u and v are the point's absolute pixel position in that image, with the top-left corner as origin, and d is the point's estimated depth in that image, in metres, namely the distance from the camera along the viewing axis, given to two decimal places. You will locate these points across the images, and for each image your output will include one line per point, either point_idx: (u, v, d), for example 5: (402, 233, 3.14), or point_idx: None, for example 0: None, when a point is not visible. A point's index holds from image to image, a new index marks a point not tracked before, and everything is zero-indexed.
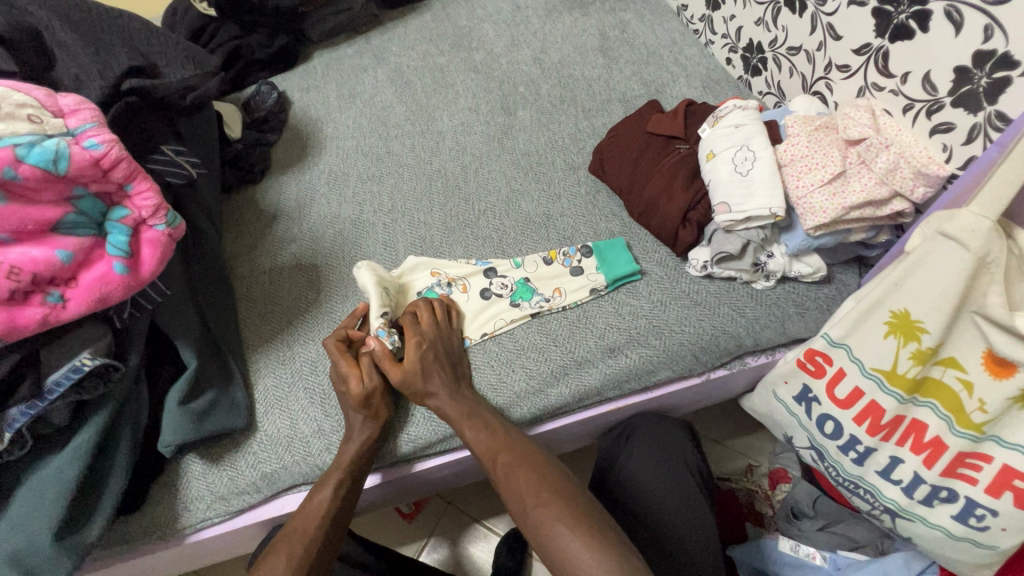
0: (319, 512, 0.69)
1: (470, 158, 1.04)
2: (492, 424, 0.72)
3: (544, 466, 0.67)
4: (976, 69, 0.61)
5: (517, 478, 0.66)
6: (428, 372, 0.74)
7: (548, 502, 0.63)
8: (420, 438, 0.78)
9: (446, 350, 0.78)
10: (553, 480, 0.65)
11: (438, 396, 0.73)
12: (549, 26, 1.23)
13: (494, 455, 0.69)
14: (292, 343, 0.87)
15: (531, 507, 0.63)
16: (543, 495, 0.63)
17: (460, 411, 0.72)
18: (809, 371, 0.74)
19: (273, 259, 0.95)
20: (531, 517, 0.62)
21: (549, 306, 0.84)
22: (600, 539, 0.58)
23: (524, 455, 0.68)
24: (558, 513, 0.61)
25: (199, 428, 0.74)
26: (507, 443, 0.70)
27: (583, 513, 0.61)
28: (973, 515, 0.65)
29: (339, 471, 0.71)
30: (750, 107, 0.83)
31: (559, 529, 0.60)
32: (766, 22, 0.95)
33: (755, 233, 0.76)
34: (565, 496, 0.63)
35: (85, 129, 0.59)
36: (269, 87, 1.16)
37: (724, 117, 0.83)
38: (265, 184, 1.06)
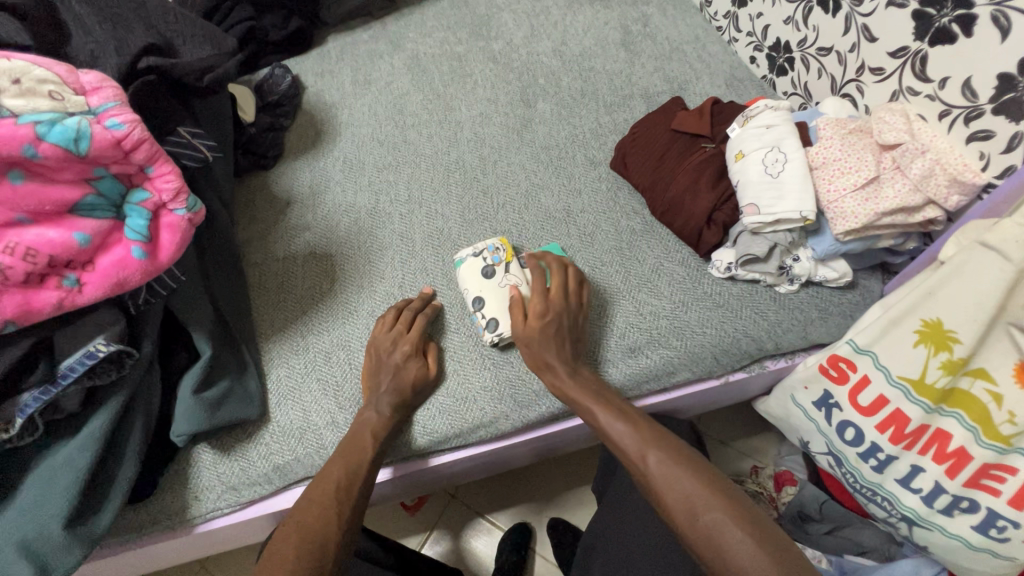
0: (339, 482, 0.68)
1: (488, 149, 1.02)
2: (631, 415, 0.70)
3: (701, 467, 0.64)
4: (1021, 76, 0.60)
5: (679, 478, 0.63)
6: (545, 344, 0.75)
7: (715, 507, 0.59)
8: (436, 432, 0.77)
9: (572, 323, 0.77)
10: (717, 484, 0.62)
11: (556, 371, 0.74)
12: (571, 17, 1.21)
13: (644, 450, 0.66)
14: (306, 333, 0.85)
15: (700, 511, 0.59)
16: (712, 499, 0.60)
17: (587, 393, 0.72)
18: (832, 377, 0.74)
19: (287, 248, 0.94)
20: (704, 522, 0.59)
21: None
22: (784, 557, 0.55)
23: (681, 456, 0.65)
24: (731, 519, 0.58)
25: (212, 418, 0.72)
26: (652, 439, 0.67)
27: (757, 521, 0.58)
28: (993, 526, 0.65)
29: (361, 446, 0.72)
30: (781, 107, 0.82)
31: (737, 536, 0.56)
32: (795, 21, 0.93)
33: (783, 236, 0.76)
34: (733, 500, 0.60)
35: (107, 107, 0.56)
36: (283, 70, 1.14)
37: (755, 117, 0.81)
38: (278, 170, 1.05)
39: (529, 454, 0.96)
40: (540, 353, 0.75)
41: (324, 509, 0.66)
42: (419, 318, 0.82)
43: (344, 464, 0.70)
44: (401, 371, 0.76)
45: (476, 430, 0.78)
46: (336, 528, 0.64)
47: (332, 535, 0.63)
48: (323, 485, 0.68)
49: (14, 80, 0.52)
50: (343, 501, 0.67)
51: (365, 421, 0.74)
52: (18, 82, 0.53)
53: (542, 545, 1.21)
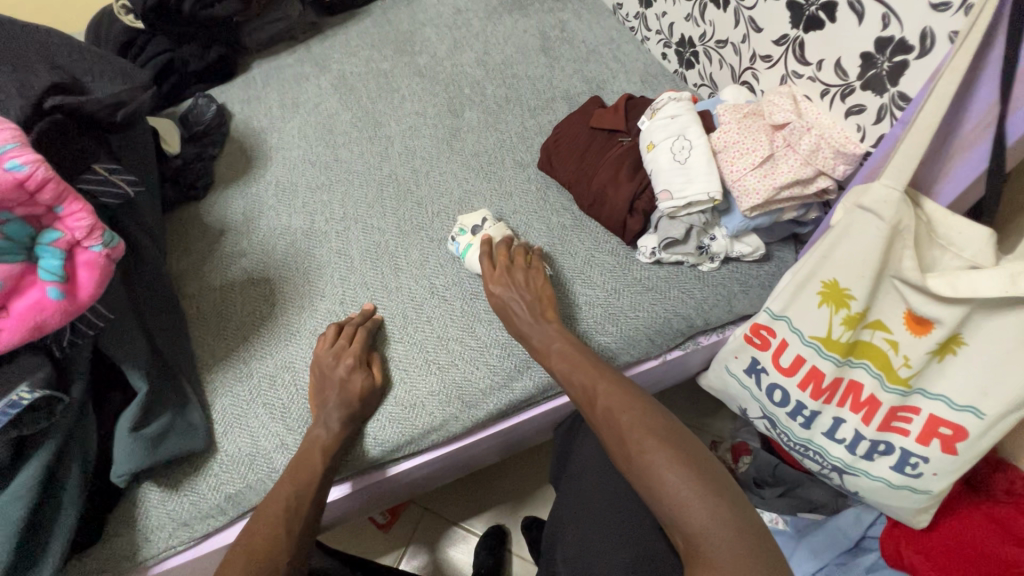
0: (287, 502, 0.68)
1: (419, 161, 1.04)
2: (586, 364, 0.72)
3: (647, 408, 0.64)
4: (879, 54, 0.67)
5: (621, 421, 0.64)
6: (506, 308, 0.81)
7: (649, 447, 0.60)
8: (388, 441, 0.78)
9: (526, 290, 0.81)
10: (658, 426, 0.62)
11: (529, 335, 0.78)
12: (491, 28, 1.25)
13: (593, 395, 0.68)
14: (248, 360, 0.85)
15: (634, 451, 0.60)
16: (648, 440, 0.60)
17: (546, 350, 0.76)
18: (756, 345, 0.78)
19: (223, 276, 0.93)
20: (639, 463, 0.59)
21: (469, 308, 0.87)
22: (710, 490, 0.55)
23: (626, 398, 0.66)
24: (663, 458, 0.58)
25: (155, 454, 0.72)
26: (603, 384, 0.69)
27: (691, 459, 0.58)
28: (908, 464, 0.71)
29: (310, 462, 0.72)
30: (684, 98, 0.87)
31: (666, 475, 0.57)
32: (694, 17, 1.00)
33: (697, 218, 0.81)
34: (671, 440, 0.60)
35: (4, 148, 0.55)
36: (207, 99, 1.13)
37: (661, 109, 0.87)
38: (209, 201, 1.04)
39: (492, 453, 0.98)
40: (507, 314, 0.81)
41: (273, 527, 0.65)
42: (360, 331, 0.83)
43: (293, 483, 0.70)
44: (346, 385, 0.77)
45: (428, 435, 0.79)
46: (286, 545, 0.64)
47: (281, 555, 0.62)
48: (270, 507, 0.67)
49: None
50: (292, 520, 0.66)
51: (313, 439, 0.74)
52: None
53: (518, 544, 1.22)
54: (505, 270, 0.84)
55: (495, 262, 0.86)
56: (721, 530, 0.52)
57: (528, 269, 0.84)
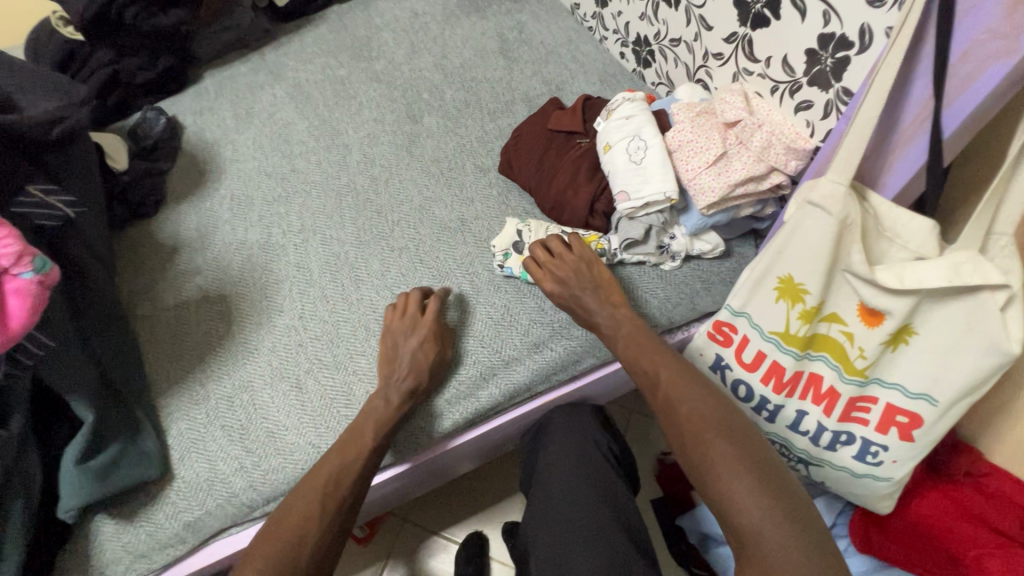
0: (328, 478, 0.67)
1: (379, 168, 1.02)
2: (649, 350, 0.71)
3: (715, 403, 0.64)
4: (822, 50, 0.67)
5: (682, 413, 0.64)
6: (564, 288, 0.79)
7: (711, 443, 0.60)
8: (464, 411, 0.79)
9: (580, 271, 0.79)
10: (723, 423, 0.62)
11: (588, 313, 0.77)
12: (449, 31, 1.24)
13: (656, 384, 0.68)
14: (205, 381, 0.82)
15: (697, 445, 0.61)
16: (710, 437, 0.61)
17: (609, 329, 0.75)
18: (720, 341, 0.78)
19: (177, 295, 0.90)
20: (706, 461, 0.60)
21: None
22: (771, 493, 0.56)
23: (692, 390, 0.66)
24: (728, 455, 0.59)
25: (105, 485, 0.69)
26: (667, 371, 0.68)
27: (753, 459, 0.59)
28: (869, 453, 0.72)
29: (358, 441, 0.71)
30: (638, 98, 0.87)
31: (727, 473, 0.58)
32: (648, 16, 1.00)
33: (656, 217, 0.80)
34: (736, 439, 0.60)
35: None
36: (156, 112, 1.09)
37: (616, 110, 0.87)
38: (161, 218, 1.00)
39: (469, 460, 0.97)
40: (563, 295, 0.79)
41: (301, 521, 0.63)
42: (431, 303, 0.82)
43: (337, 461, 0.69)
44: (412, 356, 0.77)
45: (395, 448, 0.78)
46: (312, 543, 0.62)
47: (311, 543, 0.62)
48: (297, 501, 0.65)
49: None
50: (326, 500, 0.66)
51: (371, 410, 0.73)
52: None
53: (497, 551, 1.21)
54: (559, 254, 0.81)
55: (540, 263, 0.82)
56: (783, 536, 0.54)
57: (575, 250, 0.81)
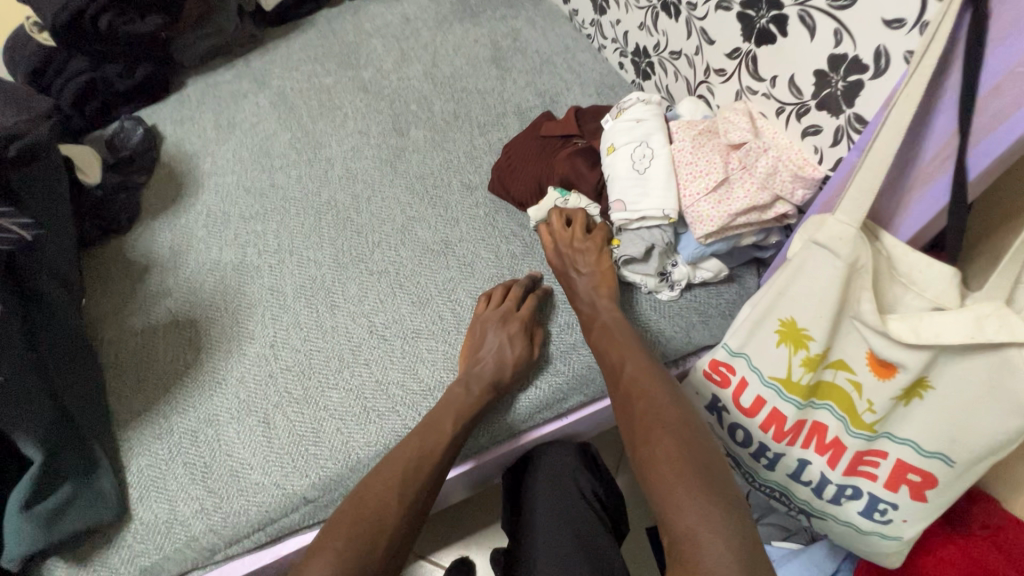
0: (412, 456, 0.65)
1: (361, 185, 0.97)
2: (627, 347, 0.69)
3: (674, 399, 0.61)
4: (832, 72, 0.61)
5: (639, 409, 0.61)
6: (569, 270, 0.79)
7: (658, 436, 0.57)
8: (541, 405, 0.77)
9: (585, 256, 0.78)
10: (678, 420, 0.58)
11: (586, 301, 0.76)
12: (440, 37, 1.18)
13: (619, 380, 0.66)
14: (169, 413, 0.78)
15: (644, 439, 0.58)
16: (656, 432, 0.58)
17: (592, 321, 0.75)
18: (716, 382, 0.72)
19: (145, 319, 0.86)
20: (652, 459, 0.55)
21: (410, 349, 0.80)
22: (710, 493, 0.51)
23: (655, 387, 0.63)
24: (673, 447, 0.55)
25: (53, 531, 0.65)
26: (635, 370, 0.66)
27: (700, 458, 0.54)
28: (877, 510, 0.66)
29: (439, 428, 0.68)
30: (652, 101, 0.80)
31: (668, 467, 0.54)
32: (647, 26, 0.94)
33: (658, 236, 0.75)
34: (688, 436, 0.56)
35: None
36: (134, 122, 1.06)
37: (627, 110, 0.80)
38: (134, 234, 0.96)
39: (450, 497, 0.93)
40: (570, 281, 0.79)
41: (385, 489, 0.61)
42: (529, 295, 0.81)
43: (416, 447, 0.66)
44: (507, 355, 0.74)
45: None
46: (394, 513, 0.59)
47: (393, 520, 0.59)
48: (382, 469, 0.63)
49: None
50: (416, 476, 0.64)
51: (449, 401, 0.71)
52: None
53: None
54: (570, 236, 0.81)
55: (551, 231, 0.83)
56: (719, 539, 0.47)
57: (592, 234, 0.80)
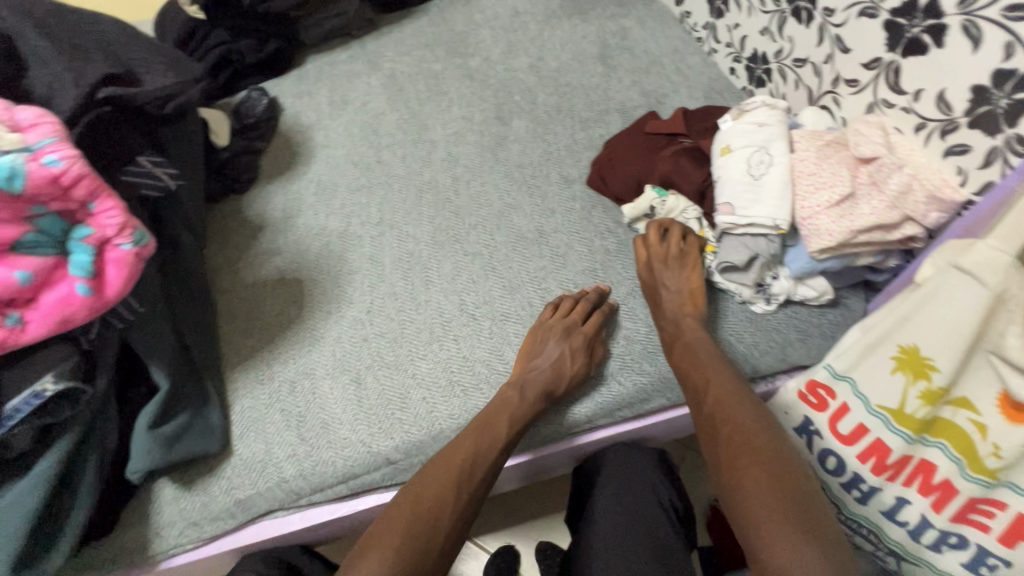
0: (469, 452, 0.68)
1: (461, 168, 1.00)
2: (717, 369, 0.69)
3: (758, 427, 0.63)
4: (994, 88, 0.57)
5: (726, 432, 0.63)
6: (657, 283, 0.79)
7: (746, 467, 0.59)
8: (597, 413, 0.76)
9: (673, 272, 0.78)
10: (764, 447, 0.60)
11: (671, 319, 0.76)
12: (548, 32, 1.20)
13: (702, 400, 0.67)
14: (271, 362, 0.84)
15: (729, 467, 0.60)
16: (746, 463, 0.59)
17: (675, 341, 0.74)
18: (812, 404, 0.70)
19: (257, 274, 0.93)
20: (721, 462, 0.61)
21: (498, 330, 0.82)
22: (797, 525, 0.54)
23: (735, 409, 0.65)
24: (761, 478, 0.57)
25: (169, 454, 0.71)
26: (718, 389, 0.67)
27: (785, 489, 0.56)
28: (984, 564, 0.61)
29: (495, 425, 0.70)
30: (778, 106, 0.79)
31: (756, 498, 0.56)
32: (770, 31, 0.91)
33: (762, 245, 0.72)
34: (771, 464, 0.59)
35: (44, 144, 0.55)
36: (260, 93, 1.13)
37: (750, 112, 0.79)
38: (252, 195, 1.04)
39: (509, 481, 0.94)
40: (657, 294, 0.79)
41: (436, 497, 0.65)
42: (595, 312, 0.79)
43: (472, 446, 0.69)
44: (564, 364, 0.74)
45: None
46: (446, 520, 0.64)
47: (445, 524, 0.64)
48: (425, 486, 0.65)
49: None
50: (468, 475, 0.67)
51: (506, 400, 0.73)
52: None
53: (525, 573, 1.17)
54: (662, 250, 0.80)
55: (647, 245, 0.82)
56: (801, 551, 0.52)
57: (687, 249, 0.79)
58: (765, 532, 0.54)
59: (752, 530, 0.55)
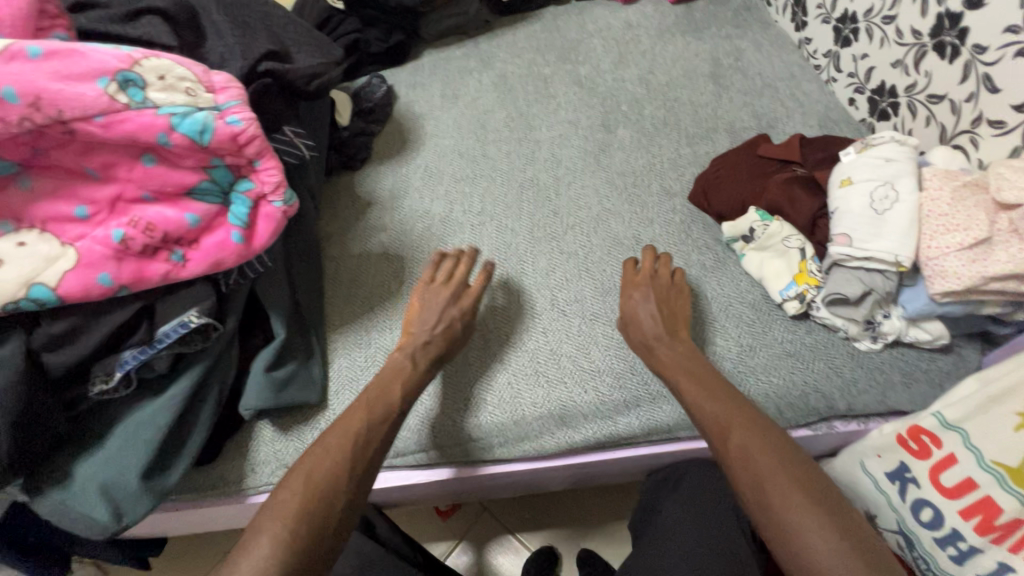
0: (360, 430, 0.68)
1: (563, 170, 1.03)
2: (721, 394, 0.68)
3: (787, 452, 0.61)
4: None
5: (759, 464, 0.61)
6: (633, 302, 0.80)
7: (795, 499, 0.57)
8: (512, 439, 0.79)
9: (678, 300, 0.80)
10: (803, 475, 0.59)
11: (662, 349, 0.75)
12: (660, 46, 1.21)
13: (726, 432, 0.64)
14: (370, 329, 0.89)
15: (776, 501, 0.58)
16: (794, 496, 0.57)
17: (672, 362, 0.73)
18: (911, 450, 0.70)
19: (362, 246, 0.99)
20: (767, 503, 0.58)
21: (587, 329, 0.84)
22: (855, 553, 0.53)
23: (761, 435, 0.63)
24: (812, 509, 0.56)
25: (277, 397, 0.77)
26: (739, 416, 0.65)
27: (836, 519, 0.56)
28: None
29: (384, 403, 0.71)
30: (908, 144, 0.76)
31: (817, 535, 0.54)
32: (904, 64, 0.89)
33: (879, 281, 0.70)
34: (817, 495, 0.57)
35: (230, 105, 0.63)
36: (379, 80, 1.21)
37: (875, 146, 0.76)
38: (363, 173, 1.11)
39: (560, 481, 0.96)
40: (635, 322, 0.78)
41: (327, 475, 0.64)
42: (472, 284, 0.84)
43: (364, 417, 0.69)
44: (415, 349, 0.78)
45: (521, 444, 0.79)
46: (340, 503, 0.63)
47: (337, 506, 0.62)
48: (318, 467, 0.64)
49: (160, 76, 0.60)
50: (360, 452, 0.67)
51: (395, 369, 0.76)
52: (163, 79, 0.60)
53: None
54: (643, 278, 0.82)
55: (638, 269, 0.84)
56: None
57: (669, 279, 0.82)
58: (832, 573, 0.52)
59: None
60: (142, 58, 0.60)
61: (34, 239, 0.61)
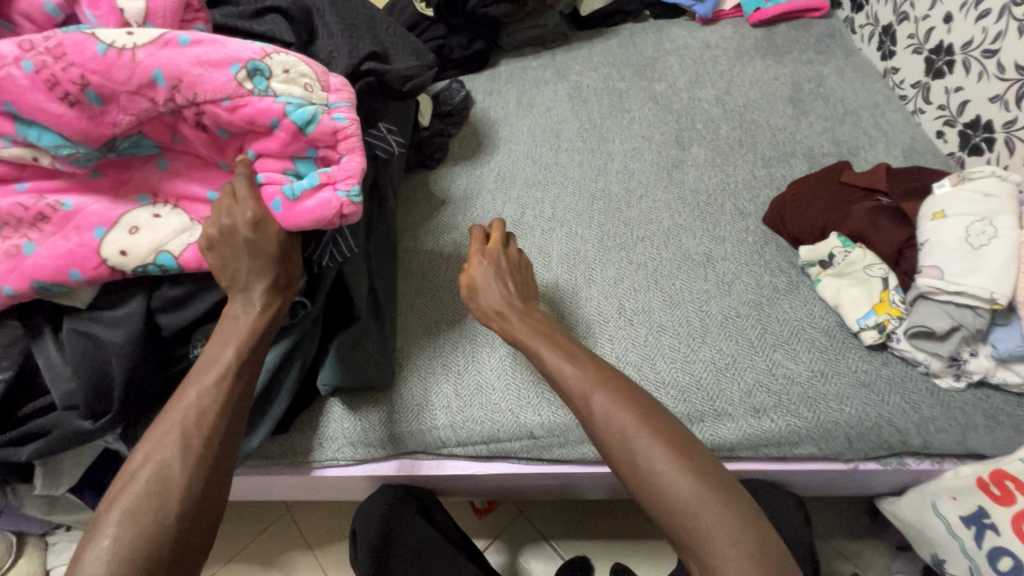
0: (206, 405, 0.60)
1: (635, 183, 1.05)
2: (575, 355, 0.69)
3: (639, 409, 0.62)
4: None
5: (621, 424, 0.61)
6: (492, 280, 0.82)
7: (656, 457, 0.58)
8: (460, 432, 0.83)
9: (521, 274, 0.85)
10: (665, 431, 0.60)
11: (510, 320, 0.77)
12: (738, 68, 1.21)
13: (587, 395, 0.65)
14: (439, 321, 0.93)
15: (645, 462, 0.58)
16: (654, 448, 0.59)
17: (537, 334, 0.74)
18: (993, 495, 0.69)
19: (435, 241, 1.04)
20: (637, 469, 0.59)
21: (653, 341, 0.85)
22: (727, 505, 0.55)
23: (627, 399, 0.63)
24: (676, 467, 0.57)
25: (351, 377, 0.81)
26: (601, 378, 0.66)
27: (709, 477, 0.57)
28: None
29: (203, 373, 0.62)
30: (1009, 181, 0.75)
31: (686, 491, 0.56)
32: (1004, 99, 0.87)
33: (970, 318, 0.68)
34: (679, 449, 0.59)
35: (338, 103, 0.66)
36: (459, 84, 1.25)
37: (973, 180, 0.75)
38: (439, 172, 1.16)
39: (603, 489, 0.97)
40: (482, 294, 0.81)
41: (174, 466, 0.56)
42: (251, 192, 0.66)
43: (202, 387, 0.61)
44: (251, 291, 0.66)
45: (580, 445, 0.81)
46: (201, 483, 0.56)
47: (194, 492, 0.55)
48: (163, 456, 0.56)
49: (285, 69, 0.65)
50: (211, 430, 0.59)
51: (232, 320, 0.65)
52: (287, 72, 0.65)
53: None
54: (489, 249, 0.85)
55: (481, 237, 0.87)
56: (748, 546, 0.52)
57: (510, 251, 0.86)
58: (710, 532, 0.54)
59: (696, 536, 0.54)
60: (273, 53, 0.65)
61: (167, 212, 0.68)
